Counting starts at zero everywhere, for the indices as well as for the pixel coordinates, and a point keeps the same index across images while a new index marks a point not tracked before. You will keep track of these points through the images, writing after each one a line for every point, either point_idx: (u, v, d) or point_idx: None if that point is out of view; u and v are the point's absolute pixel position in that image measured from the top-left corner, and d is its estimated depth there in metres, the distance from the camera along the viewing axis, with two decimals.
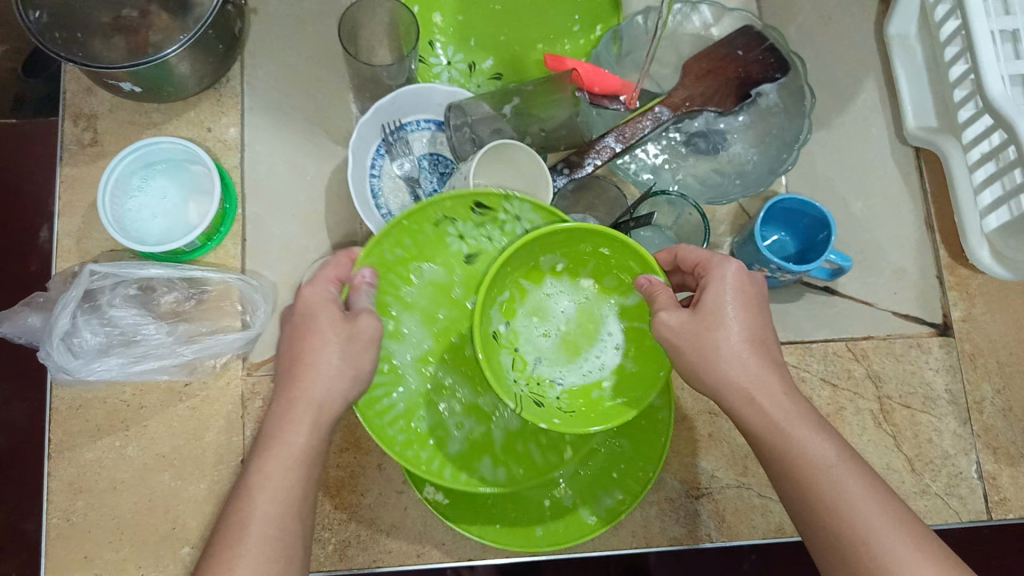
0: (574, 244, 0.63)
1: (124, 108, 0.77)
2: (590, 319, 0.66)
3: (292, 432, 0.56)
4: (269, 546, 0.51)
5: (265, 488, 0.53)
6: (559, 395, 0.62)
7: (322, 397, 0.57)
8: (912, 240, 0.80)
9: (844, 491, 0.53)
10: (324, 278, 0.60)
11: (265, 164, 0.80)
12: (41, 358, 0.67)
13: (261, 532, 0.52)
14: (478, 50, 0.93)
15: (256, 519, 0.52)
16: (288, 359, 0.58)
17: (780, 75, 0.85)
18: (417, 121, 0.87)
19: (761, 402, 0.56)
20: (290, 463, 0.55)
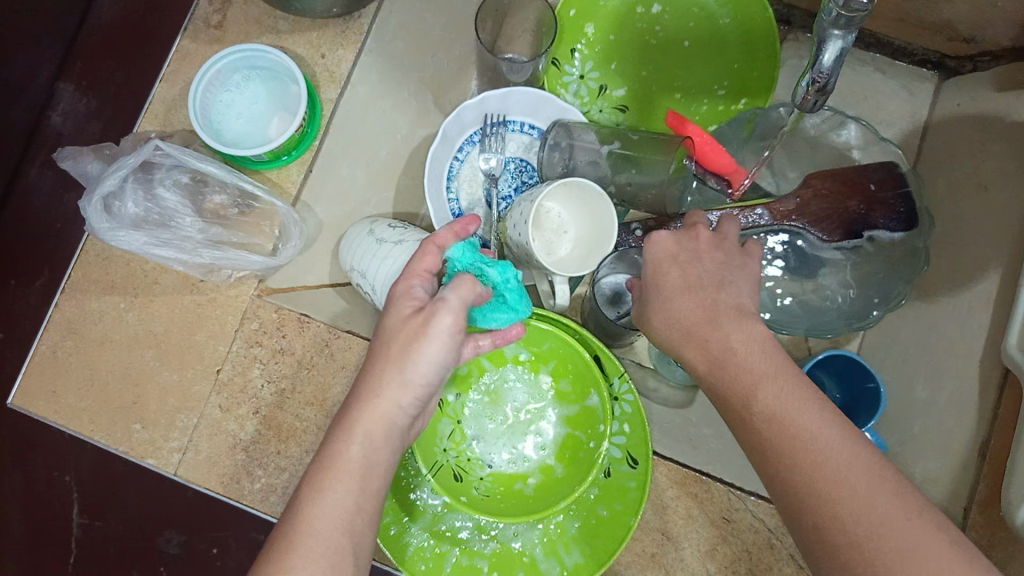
0: (538, 339, 0.69)
1: (257, 4, 0.80)
2: (534, 412, 0.71)
3: (351, 439, 0.52)
4: (316, 560, 0.48)
5: (315, 503, 0.50)
6: (483, 476, 0.69)
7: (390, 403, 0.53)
8: (958, 455, 0.72)
9: (805, 450, 0.48)
10: (413, 272, 0.57)
11: (362, 106, 0.81)
12: (79, 206, 0.68)
13: (308, 542, 0.48)
14: (614, 75, 0.90)
15: (306, 534, 0.49)
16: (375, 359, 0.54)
17: (900, 228, 0.78)
18: (520, 124, 0.85)
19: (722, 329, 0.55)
20: (352, 475, 0.51)
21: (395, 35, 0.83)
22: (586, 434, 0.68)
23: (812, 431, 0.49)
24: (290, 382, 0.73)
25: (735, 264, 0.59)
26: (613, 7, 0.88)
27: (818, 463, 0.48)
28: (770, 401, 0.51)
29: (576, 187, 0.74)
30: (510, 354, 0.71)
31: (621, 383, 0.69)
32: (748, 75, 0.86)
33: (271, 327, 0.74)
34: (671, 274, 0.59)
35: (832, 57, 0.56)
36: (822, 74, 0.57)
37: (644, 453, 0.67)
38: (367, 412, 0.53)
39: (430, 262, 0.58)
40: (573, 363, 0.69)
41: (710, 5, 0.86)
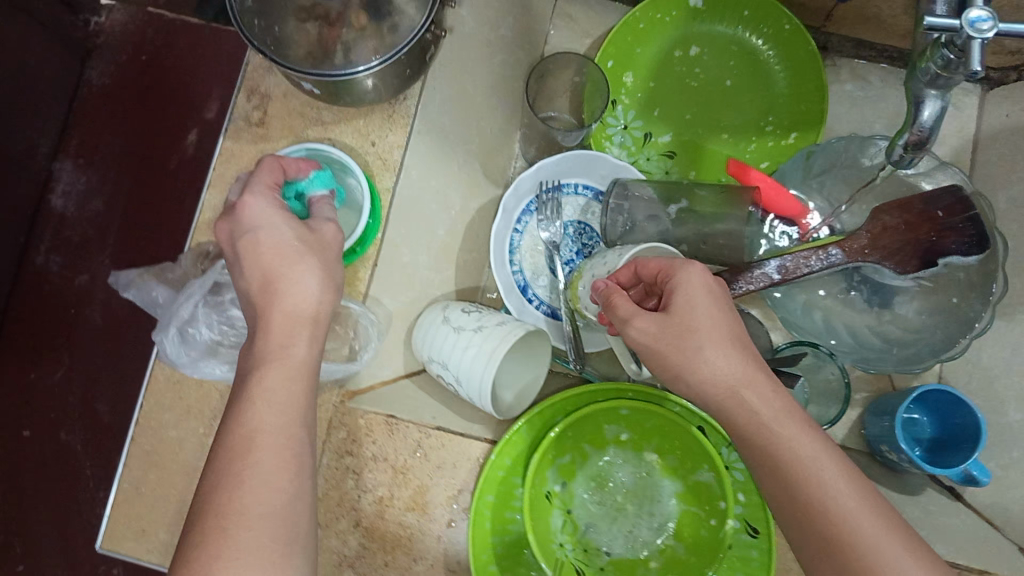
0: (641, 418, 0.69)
1: (297, 97, 0.77)
2: (643, 491, 0.71)
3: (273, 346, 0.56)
4: (275, 458, 0.51)
5: (254, 396, 0.54)
6: (604, 565, 0.68)
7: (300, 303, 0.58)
8: None
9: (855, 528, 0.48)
10: (265, 184, 0.61)
11: (417, 188, 0.78)
12: (155, 339, 0.66)
13: (268, 444, 0.52)
14: (659, 121, 0.88)
15: (261, 438, 0.52)
16: (257, 268, 0.58)
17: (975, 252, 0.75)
18: (575, 185, 0.84)
19: (748, 399, 0.54)
20: (292, 375, 0.56)
21: (440, 109, 0.80)
22: (704, 511, 0.67)
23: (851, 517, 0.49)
24: (388, 489, 0.71)
25: None
26: (651, 54, 0.88)
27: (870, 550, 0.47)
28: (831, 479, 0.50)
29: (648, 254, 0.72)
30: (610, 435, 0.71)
31: (730, 452, 0.69)
32: (797, 109, 0.85)
33: (360, 434, 0.72)
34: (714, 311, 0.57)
35: (930, 118, 0.55)
36: (923, 130, 0.55)
37: (764, 521, 0.66)
38: (282, 326, 0.57)
39: (276, 176, 0.63)
40: (680, 441, 0.68)
41: (750, 41, 0.86)
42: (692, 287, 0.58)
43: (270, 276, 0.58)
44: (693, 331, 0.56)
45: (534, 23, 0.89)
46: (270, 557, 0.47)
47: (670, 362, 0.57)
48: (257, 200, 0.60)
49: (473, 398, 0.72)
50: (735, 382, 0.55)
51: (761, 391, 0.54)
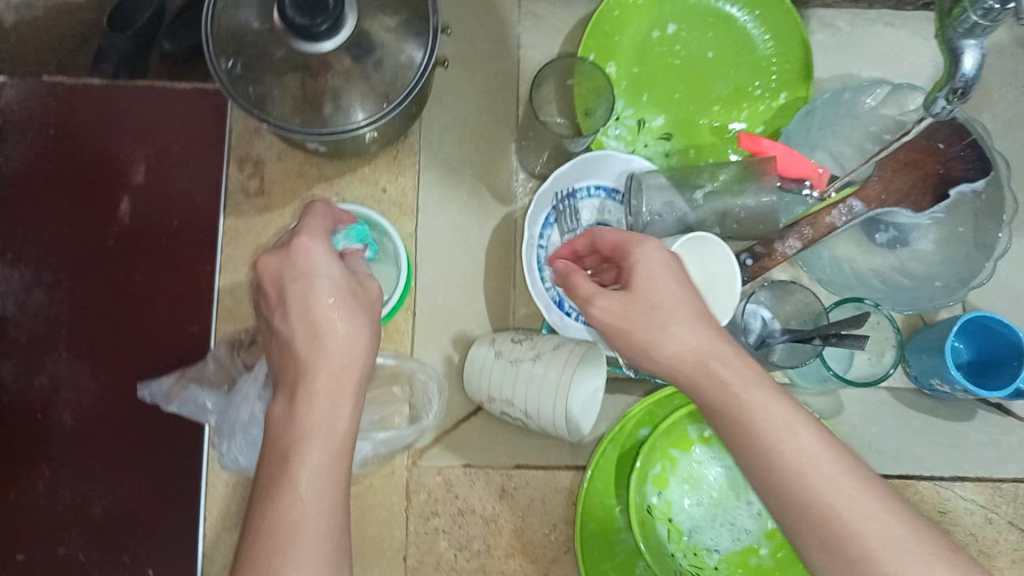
0: None
1: (293, 157, 0.73)
2: (737, 482, 0.70)
3: (313, 398, 0.51)
4: (313, 537, 0.47)
5: (292, 467, 0.48)
6: (717, 563, 0.68)
7: (346, 348, 0.53)
8: None
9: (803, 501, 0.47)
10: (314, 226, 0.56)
11: (436, 227, 0.75)
12: (221, 448, 0.62)
13: (308, 513, 0.47)
14: (649, 106, 0.87)
15: (301, 510, 0.47)
16: (308, 318, 0.53)
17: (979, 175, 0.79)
18: (588, 187, 0.82)
19: (717, 371, 0.52)
20: (336, 436, 0.50)
21: (440, 141, 0.77)
22: None
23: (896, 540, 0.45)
24: (483, 541, 0.69)
25: None
26: (629, 40, 0.86)
27: (861, 520, 0.46)
28: (795, 457, 0.48)
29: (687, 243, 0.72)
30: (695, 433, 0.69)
31: None
32: (782, 68, 0.86)
33: (441, 491, 0.69)
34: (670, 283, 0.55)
35: (971, 66, 0.56)
36: (966, 81, 0.56)
37: None
38: (322, 380, 0.52)
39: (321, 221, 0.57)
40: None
41: (723, 11, 0.86)
42: (652, 267, 0.56)
43: (320, 326, 0.53)
44: (656, 307, 0.54)
45: (505, 32, 0.87)
46: None
47: (638, 331, 0.54)
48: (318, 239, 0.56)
49: (545, 428, 0.70)
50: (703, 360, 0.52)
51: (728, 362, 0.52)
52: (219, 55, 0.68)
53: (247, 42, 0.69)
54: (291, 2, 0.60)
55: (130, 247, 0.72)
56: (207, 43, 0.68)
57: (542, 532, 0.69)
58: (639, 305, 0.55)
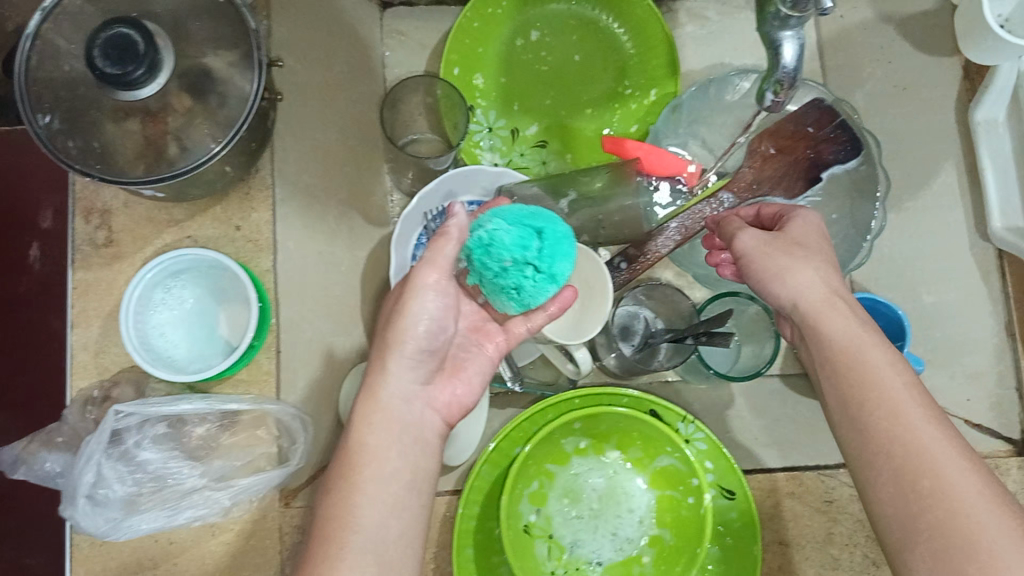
0: (597, 423, 0.67)
1: (140, 202, 0.71)
2: (616, 491, 0.69)
3: (365, 430, 0.54)
4: (380, 503, 0.52)
5: (363, 436, 0.54)
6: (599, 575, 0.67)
7: (390, 381, 0.56)
8: (989, 344, 0.77)
9: (926, 438, 0.48)
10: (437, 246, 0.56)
11: (299, 261, 0.73)
12: (64, 515, 0.59)
13: (377, 480, 0.52)
14: (522, 115, 0.86)
15: (367, 476, 0.52)
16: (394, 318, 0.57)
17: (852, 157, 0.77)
18: (460, 204, 0.80)
19: (826, 318, 0.56)
20: (389, 418, 0.55)
21: (299, 170, 0.74)
22: (681, 492, 0.67)
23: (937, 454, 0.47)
24: None
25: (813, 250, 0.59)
26: (494, 50, 0.85)
27: (917, 448, 0.48)
28: (893, 395, 0.51)
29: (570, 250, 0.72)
30: (570, 445, 0.69)
31: (687, 425, 0.69)
32: (648, 65, 0.84)
33: None
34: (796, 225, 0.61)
35: (791, 56, 0.54)
36: (788, 73, 0.55)
37: (738, 482, 0.68)
38: (378, 415, 0.55)
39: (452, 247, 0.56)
40: (634, 430, 0.67)
41: (584, 14, 0.85)
42: (806, 217, 0.62)
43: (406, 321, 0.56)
44: (805, 245, 0.59)
45: (367, 50, 0.85)
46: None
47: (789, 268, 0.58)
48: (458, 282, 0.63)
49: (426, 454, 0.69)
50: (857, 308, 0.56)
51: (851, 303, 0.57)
52: (35, 110, 0.64)
53: (65, 94, 0.64)
54: (101, 50, 0.56)
55: (38, 296, 0.74)
56: (18, 98, 0.63)
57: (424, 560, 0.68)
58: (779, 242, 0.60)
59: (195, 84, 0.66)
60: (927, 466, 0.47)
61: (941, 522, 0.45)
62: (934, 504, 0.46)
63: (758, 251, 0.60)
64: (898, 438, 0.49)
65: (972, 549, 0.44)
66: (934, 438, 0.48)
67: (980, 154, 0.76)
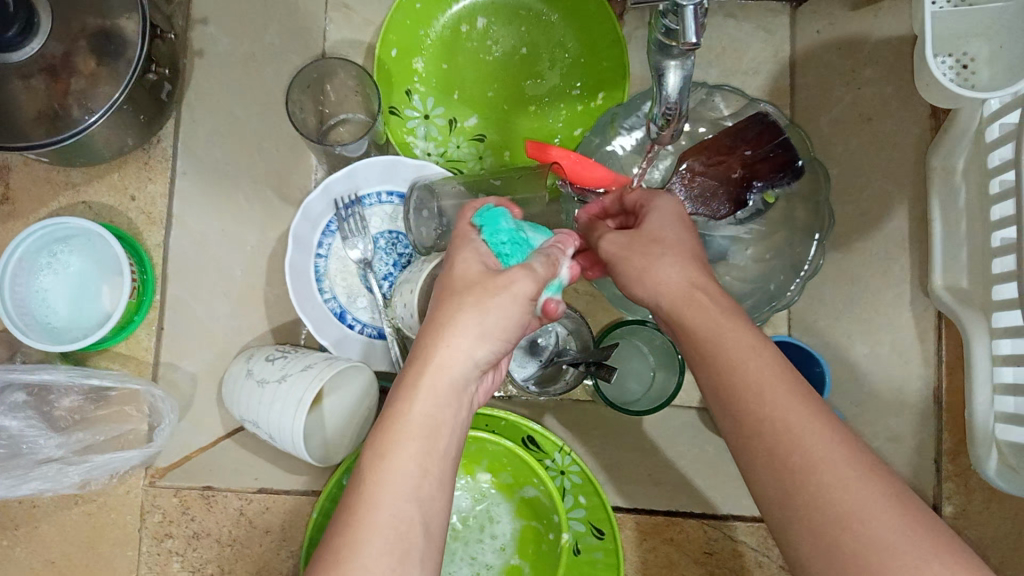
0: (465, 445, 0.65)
1: (40, 162, 0.70)
2: (482, 514, 0.67)
3: (411, 398, 0.47)
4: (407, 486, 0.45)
5: (406, 408, 0.47)
6: None
7: (453, 357, 0.48)
8: (915, 408, 0.71)
9: (793, 416, 0.43)
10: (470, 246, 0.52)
11: (196, 237, 0.71)
12: None
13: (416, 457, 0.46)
14: (461, 105, 0.82)
15: (405, 455, 0.45)
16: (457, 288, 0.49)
17: (789, 179, 0.71)
18: (378, 194, 0.77)
19: (687, 313, 0.49)
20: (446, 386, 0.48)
21: (206, 143, 0.72)
22: (543, 525, 0.64)
23: (814, 452, 0.41)
24: (217, 565, 0.67)
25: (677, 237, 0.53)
26: (436, 34, 0.81)
27: (791, 429, 0.42)
28: (757, 375, 0.45)
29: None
30: None
31: (563, 457, 0.66)
32: (598, 66, 0.79)
33: (176, 514, 0.68)
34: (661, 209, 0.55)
35: (675, 87, 0.49)
36: (671, 105, 0.50)
37: (608, 523, 0.64)
38: (434, 383, 0.47)
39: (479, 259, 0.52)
40: (502, 457, 0.65)
41: (536, 4, 0.80)
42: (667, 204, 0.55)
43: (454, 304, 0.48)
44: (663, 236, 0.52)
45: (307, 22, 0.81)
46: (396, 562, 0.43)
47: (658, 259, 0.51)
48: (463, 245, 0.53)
49: (291, 451, 0.66)
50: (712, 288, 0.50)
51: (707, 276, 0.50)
52: None
53: None
54: None
55: None
56: None
57: (280, 557, 0.68)
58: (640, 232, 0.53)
59: (100, 47, 0.64)
60: (800, 441, 0.42)
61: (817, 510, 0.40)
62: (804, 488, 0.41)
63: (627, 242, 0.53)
64: (766, 420, 0.43)
65: (855, 533, 0.39)
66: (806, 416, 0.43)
67: (932, 202, 0.70)
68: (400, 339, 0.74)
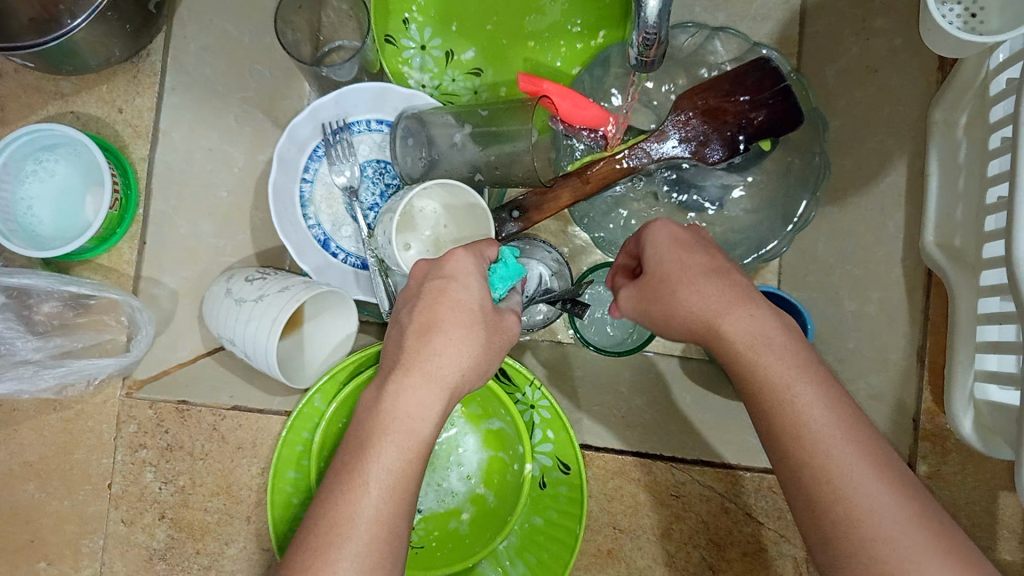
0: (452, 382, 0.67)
1: (31, 70, 0.70)
2: (449, 446, 0.69)
3: (399, 400, 0.48)
4: (383, 487, 0.47)
5: (394, 408, 0.48)
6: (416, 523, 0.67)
7: (440, 367, 0.49)
8: (897, 367, 0.69)
9: (837, 451, 0.45)
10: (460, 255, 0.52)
11: (182, 153, 0.71)
12: None
13: (394, 461, 0.47)
14: (458, 37, 0.80)
15: (382, 458, 0.47)
16: (442, 319, 0.50)
17: (789, 126, 0.68)
18: (367, 122, 0.77)
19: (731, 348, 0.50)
20: (434, 388, 0.49)
21: (197, 62, 0.71)
22: (509, 455, 0.66)
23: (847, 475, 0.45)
24: (189, 477, 0.68)
25: (700, 260, 0.52)
26: None
27: (845, 453, 0.45)
28: (808, 404, 0.47)
29: (452, 190, 0.68)
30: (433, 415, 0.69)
31: (533, 391, 0.66)
32: (600, 5, 0.76)
33: (151, 425, 0.68)
34: (670, 248, 0.53)
35: (656, 11, 0.47)
36: (651, 31, 0.49)
37: (573, 455, 0.65)
38: (417, 388, 0.48)
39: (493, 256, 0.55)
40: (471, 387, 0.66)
41: None
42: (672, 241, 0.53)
43: (438, 325, 0.50)
44: (701, 276, 0.51)
45: None
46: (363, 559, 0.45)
47: (679, 304, 0.51)
48: (460, 254, 0.52)
49: (266, 369, 0.66)
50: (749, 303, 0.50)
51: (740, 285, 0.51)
52: None
53: None
54: None
55: None
56: None
57: (249, 473, 0.68)
58: (651, 281, 0.53)
59: None
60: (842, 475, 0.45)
61: (867, 539, 0.43)
62: (846, 505, 0.44)
63: (645, 299, 0.53)
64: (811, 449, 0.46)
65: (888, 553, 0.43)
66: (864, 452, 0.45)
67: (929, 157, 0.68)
68: (381, 271, 0.73)
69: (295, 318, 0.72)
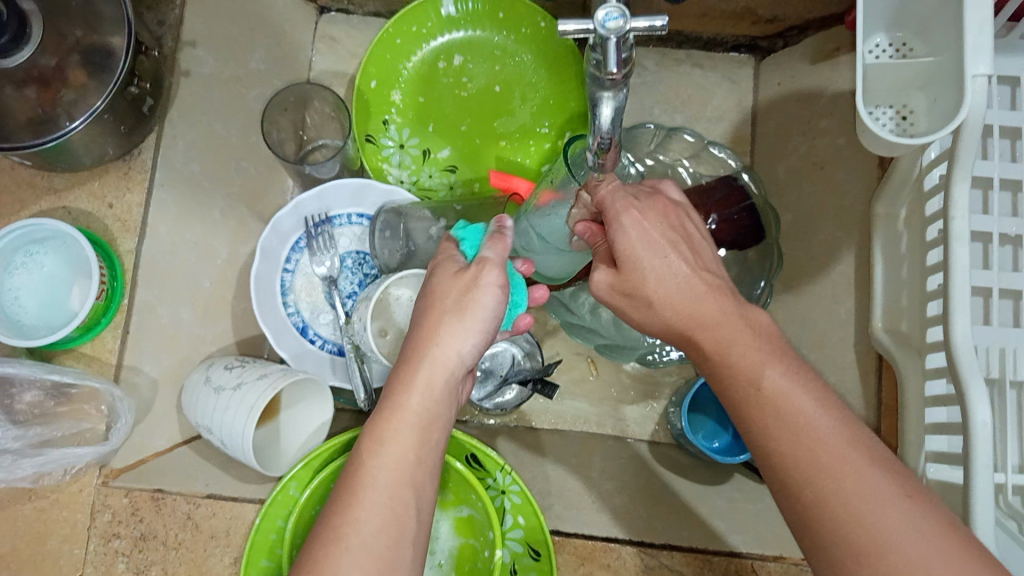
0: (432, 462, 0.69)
1: (25, 167, 0.74)
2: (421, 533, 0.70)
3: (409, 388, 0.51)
4: (391, 465, 0.49)
5: (400, 391, 0.51)
6: None
7: (444, 347, 0.52)
8: None
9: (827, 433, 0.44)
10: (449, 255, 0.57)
11: (168, 245, 0.74)
12: None
13: (403, 439, 0.50)
14: (435, 136, 0.85)
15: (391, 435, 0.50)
16: (439, 300, 0.54)
17: (750, 239, 0.72)
18: (348, 215, 0.81)
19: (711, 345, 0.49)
20: (441, 366, 0.52)
21: (185, 158, 0.76)
22: (479, 542, 0.67)
23: (841, 459, 0.43)
24: (161, 567, 0.67)
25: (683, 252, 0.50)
26: (414, 68, 0.84)
27: (813, 433, 0.44)
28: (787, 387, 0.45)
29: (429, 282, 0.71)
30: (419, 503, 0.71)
31: (504, 476, 0.68)
32: (565, 107, 0.83)
33: (125, 514, 0.68)
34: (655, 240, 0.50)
35: (609, 119, 0.51)
36: (604, 135, 0.53)
37: (543, 542, 0.65)
38: (425, 369, 0.52)
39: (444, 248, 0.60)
40: (445, 473, 0.68)
41: (509, 44, 0.84)
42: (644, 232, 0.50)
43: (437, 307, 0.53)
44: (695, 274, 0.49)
45: (294, 52, 0.87)
46: (376, 532, 0.47)
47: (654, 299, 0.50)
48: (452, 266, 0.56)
49: (241, 459, 0.67)
50: (725, 311, 0.48)
51: (716, 295, 0.49)
52: None
53: None
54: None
55: None
56: None
57: (222, 562, 0.68)
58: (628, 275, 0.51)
59: (93, 56, 0.67)
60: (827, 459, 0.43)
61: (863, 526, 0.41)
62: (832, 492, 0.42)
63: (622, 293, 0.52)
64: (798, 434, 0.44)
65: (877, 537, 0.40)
66: (824, 422, 0.44)
67: (874, 247, 0.72)
68: (357, 358, 0.75)
69: (273, 405, 0.73)
